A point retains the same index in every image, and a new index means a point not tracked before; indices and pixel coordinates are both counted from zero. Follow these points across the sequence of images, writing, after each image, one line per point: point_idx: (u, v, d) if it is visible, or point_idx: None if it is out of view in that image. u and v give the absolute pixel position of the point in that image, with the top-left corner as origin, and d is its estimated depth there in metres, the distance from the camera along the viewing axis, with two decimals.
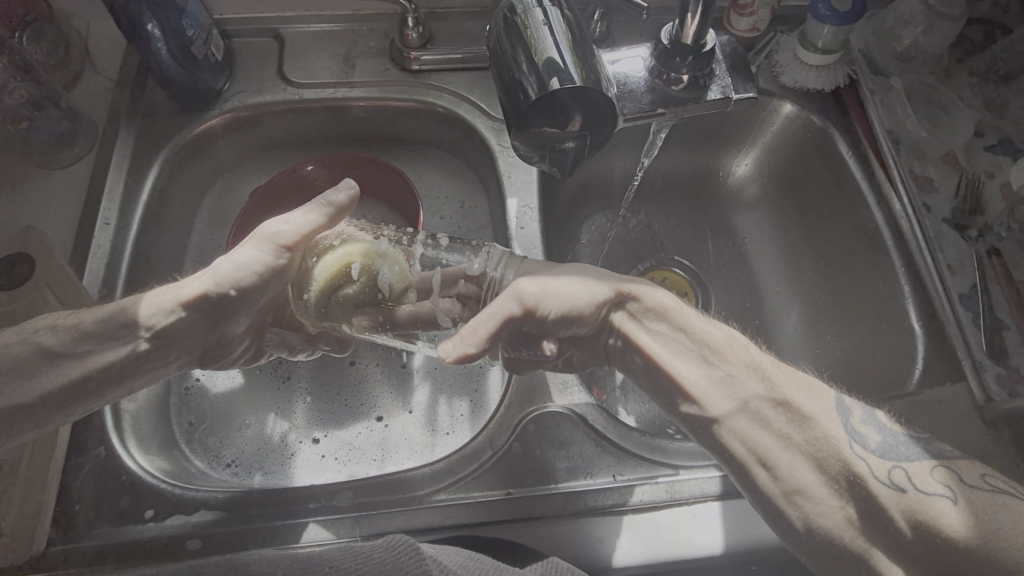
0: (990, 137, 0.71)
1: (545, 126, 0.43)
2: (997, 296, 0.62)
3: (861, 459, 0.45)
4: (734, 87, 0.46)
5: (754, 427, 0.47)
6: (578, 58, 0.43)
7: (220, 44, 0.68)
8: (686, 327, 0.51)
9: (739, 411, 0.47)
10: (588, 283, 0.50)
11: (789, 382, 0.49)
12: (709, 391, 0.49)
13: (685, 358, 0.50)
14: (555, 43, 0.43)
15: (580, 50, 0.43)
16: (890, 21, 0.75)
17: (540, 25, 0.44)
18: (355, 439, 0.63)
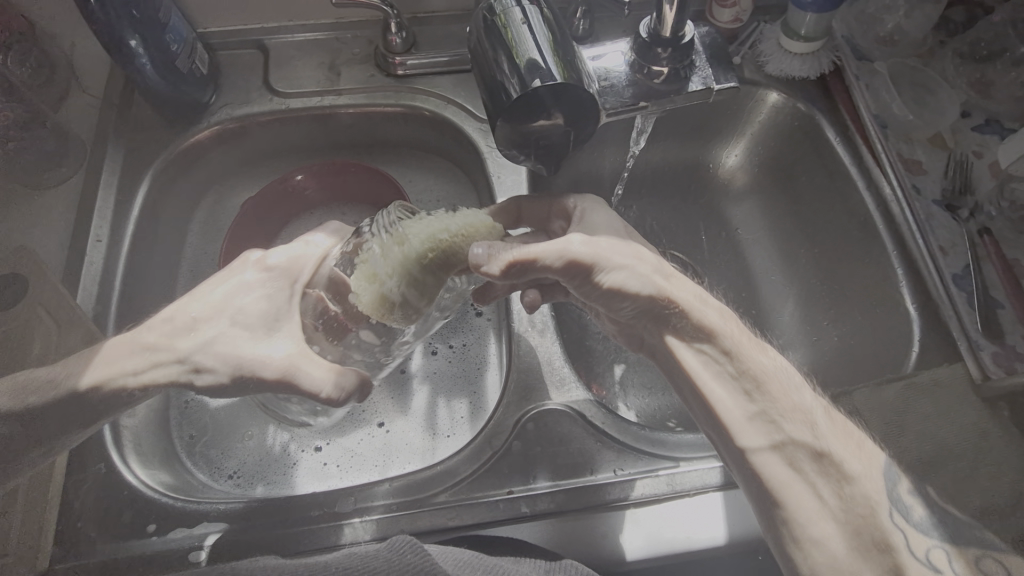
0: (977, 117, 0.72)
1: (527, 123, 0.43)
2: (990, 274, 0.62)
3: (897, 529, 0.43)
4: (715, 77, 0.46)
5: (783, 468, 0.45)
6: (559, 58, 0.42)
7: (205, 58, 0.69)
8: (740, 347, 0.49)
9: (772, 447, 0.46)
10: (643, 280, 0.50)
11: (834, 435, 0.46)
12: (743, 422, 0.47)
13: (727, 387, 0.48)
14: (536, 44, 0.43)
15: (560, 49, 0.43)
16: (871, 7, 0.75)
17: (521, 27, 0.44)
18: (355, 445, 0.63)
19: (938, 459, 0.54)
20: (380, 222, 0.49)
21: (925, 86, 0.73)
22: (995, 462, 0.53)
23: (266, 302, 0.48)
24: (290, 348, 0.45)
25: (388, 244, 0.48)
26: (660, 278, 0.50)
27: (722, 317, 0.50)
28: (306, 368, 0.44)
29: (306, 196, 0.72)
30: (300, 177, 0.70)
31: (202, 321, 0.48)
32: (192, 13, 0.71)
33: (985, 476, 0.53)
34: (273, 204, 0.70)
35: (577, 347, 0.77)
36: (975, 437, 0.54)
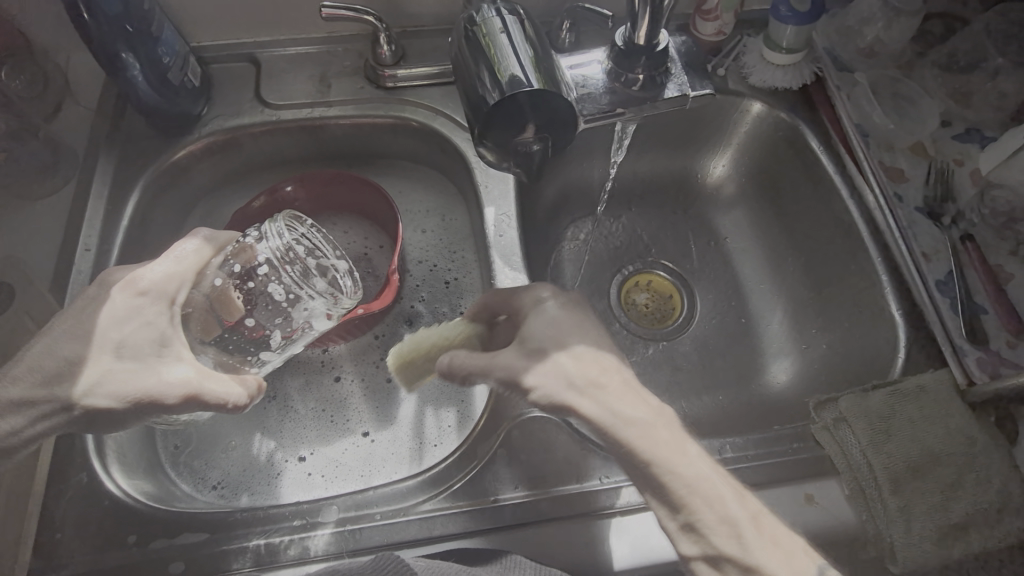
0: (957, 127, 0.73)
1: (504, 129, 0.44)
2: (973, 280, 0.63)
3: None
4: (691, 85, 0.46)
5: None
6: (539, 70, 0.43)
7: (197, 70, 0.70)
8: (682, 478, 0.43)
9: (704, 557, 0.43)
10: (561, 387, 0.45)
11: (766, 547, 0.42)
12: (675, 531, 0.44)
13: (657, 497, 0.44)
14: (517, 59, 0.43)
15: (540, 62, 0.44)
16: (851, 19, 0.76)
17: (503, 41, 0.44)
18: (341, 455, 0.63)
19: (924, 465, 0.53)
20: (274, 226, 0.52)
21: (906, 96, 0.74)
22: (982, 467, 0.53)
23: (150, 329, 0.47)
24: (186, 369, 0.47)
25: (287, 245, 0.51)
26: (580, 377, 0.45)
27: (663, 429, 0.44)
28: (209, 385, 0.46)
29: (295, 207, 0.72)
30: (291, 191, 0.70)
31: (81, 360, 0.46)
32: (184, 28, 0.72)
33: (971, 481, 0.52)
34: (263, 215, 0.70)
35: None
36: (961, 442, 0.54)
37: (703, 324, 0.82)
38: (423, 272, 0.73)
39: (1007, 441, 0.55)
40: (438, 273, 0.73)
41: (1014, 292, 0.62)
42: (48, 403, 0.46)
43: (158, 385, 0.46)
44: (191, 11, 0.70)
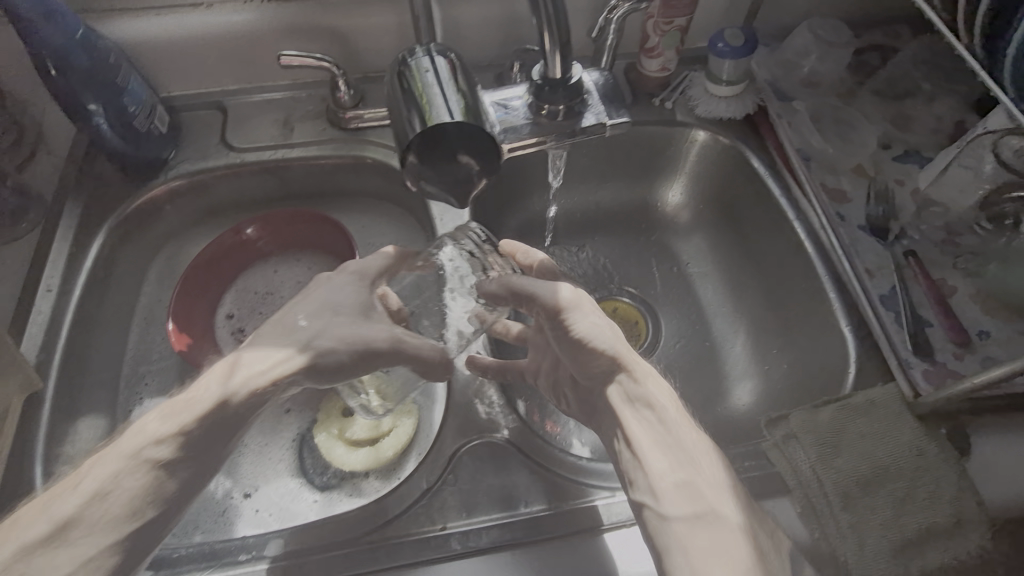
0: (897, 148, 0.76)
1: (429, 152, 0.45)
2: (917, 294, 0.64)
3: None
4: (607, 113, 0.48)
5: (695, 542, 0.44)
6: (466, 115, 0.45)
7: (165, 118, 0.73)
8: (647, 444, 0.49)
9: (684, 516, 0.45)
10: (601, 329, 0.52)
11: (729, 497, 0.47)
12: (660, 480, 0.47)
13: (655, 450, 0.49)
14: (447, 106, 0.45)
15: (468, 110, 0.46)
16: (789, 53, 0.80)
17: (434, 88, 0.46)
18: (297, 488, 0.62)
19: (876, 480, 0.53)
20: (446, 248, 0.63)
21: (847, 122, 0.77)
22: (933, 480, 0.52)
23: (354, 295, 0.53)
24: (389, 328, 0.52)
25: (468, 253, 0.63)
26: (621, 340, 0.52)
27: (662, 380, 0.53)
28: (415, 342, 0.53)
29: (257, 247, 0.75)
30: (251, 232, 0.73)
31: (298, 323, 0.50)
32: (155, 80, 0.76)
33: (923, 495, 0.52)
34: (226, 254, 0.73)
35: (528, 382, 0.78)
36: (911, 456, 0.54)
37: (669, 347, 0.83)
38: None
39: (960, 454, 0.55)
40: None
41: (959, 305, 0.63)
42: (287, 347, 0.48)
43: (354, 336, 0.50)
44: (161, 64, 0.74)
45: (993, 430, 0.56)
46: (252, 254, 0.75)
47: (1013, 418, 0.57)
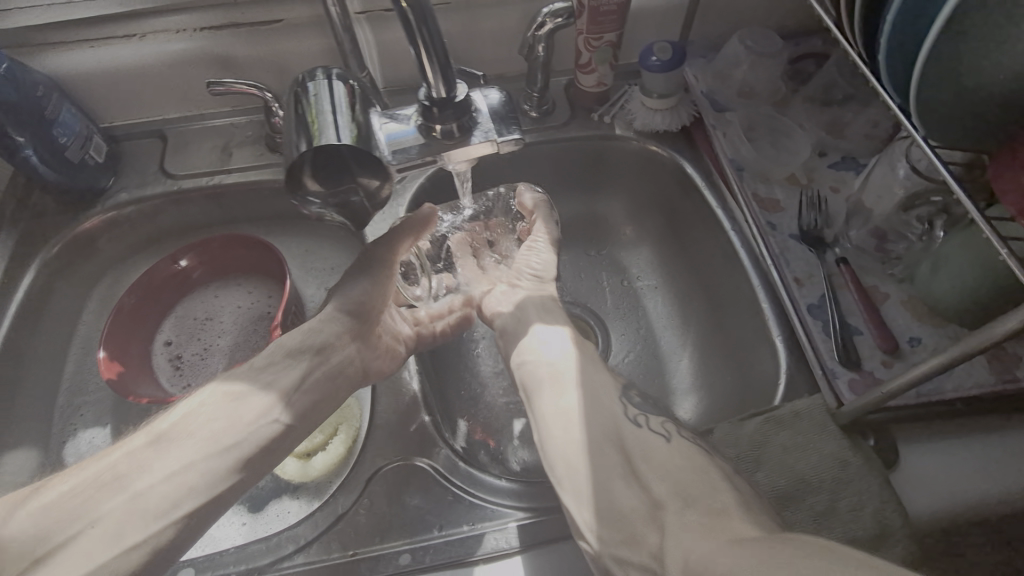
0: (832, 156, 0.76)
1: (324, 171, 0.46)
2: (846, 302, 0.63)
3: (618, 422, 0.54)
4: (496, 131, 0.46)
5: (562, 379, 0.58)
6: (356, 134, 0.44)
7: (102, 147, 0.74)
8: (546, 329, 0.64)
9: (560, 363, 0.59)
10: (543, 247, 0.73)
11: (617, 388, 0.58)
12: (551, 347, 0.61)
13: (553, 330, 0.64)
14: (335, 126, 0.44)
15: (361, 132, 0.45)
16: (722, 65, 0.81)
17: (324, 112, 0.46)
18: (224, 515, 0.62)
19: (796, 493, 0.52)
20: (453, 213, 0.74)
21: (781, 130, 0.77)
22: (857, 493, 0.51)
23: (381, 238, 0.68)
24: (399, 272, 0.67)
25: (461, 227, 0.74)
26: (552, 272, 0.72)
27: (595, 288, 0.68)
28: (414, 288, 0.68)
29: (190, 279, 0.75)
30: (185, 264, 0.73)
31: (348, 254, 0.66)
32: (94, 111, 0.77)
33: (846, 508, 0.50)
34: (159, 286, 0.72)
35: (472, 398, 0.76)
36: (833, 467, 0.52)
37: (617, 361, 0.82)
38: None
39: (885, 465, 0.53)
40: None
41: (889, 311, 0.62)
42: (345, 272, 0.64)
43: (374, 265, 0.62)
44: (99, 96, 0.75)
45: (920, 438, 0.55)
46: (188, 287, 0.75)
47: (941, 425, 0.56)
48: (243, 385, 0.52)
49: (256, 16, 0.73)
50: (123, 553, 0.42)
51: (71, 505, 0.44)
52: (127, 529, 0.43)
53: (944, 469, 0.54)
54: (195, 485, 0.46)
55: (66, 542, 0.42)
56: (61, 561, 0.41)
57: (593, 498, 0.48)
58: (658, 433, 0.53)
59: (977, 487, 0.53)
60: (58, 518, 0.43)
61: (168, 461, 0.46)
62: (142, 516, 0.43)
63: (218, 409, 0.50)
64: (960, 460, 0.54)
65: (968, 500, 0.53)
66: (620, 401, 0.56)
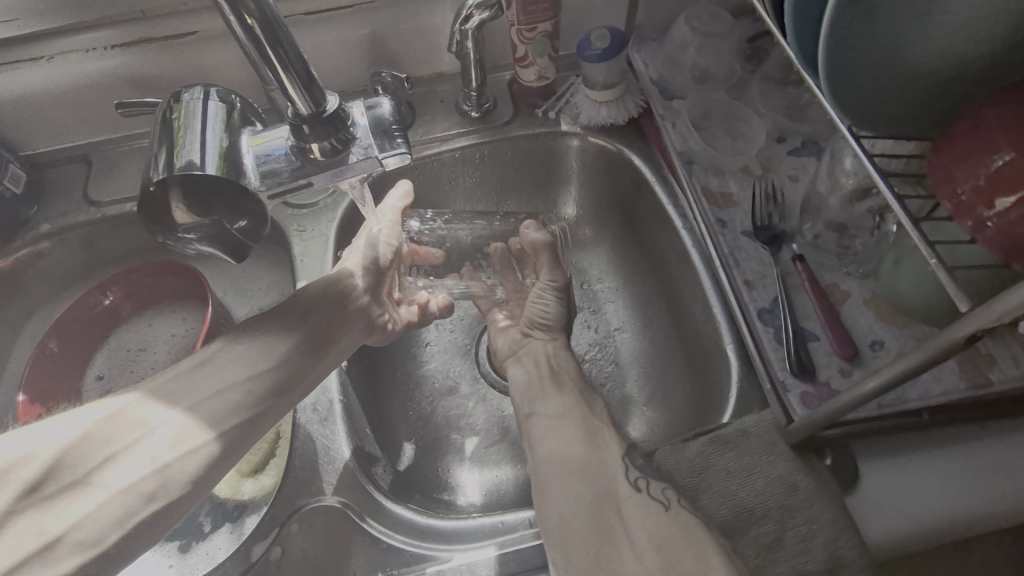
0: (792, 141, 0.70)
1: (200, 199, 0.40)
2: (802, 304, 0.58)
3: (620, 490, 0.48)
4: (376, 147, 0.42)
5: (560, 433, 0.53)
6: (222, 156, 0.40)
7: (20, 177, 0.71)
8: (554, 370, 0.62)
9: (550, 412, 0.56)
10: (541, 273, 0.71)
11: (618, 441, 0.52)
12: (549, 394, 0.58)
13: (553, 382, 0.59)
14: (200, 143, 0.40)
15: (231, 148, 0.41)
16: (672, 50, 0.75)
17: (193, 120, 0.41)
18: (151, 557, 0.59)
19: (739, 523, 0.47)
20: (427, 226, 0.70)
21: (737, 116, 0.72)
22: (806, 521, 0.46)
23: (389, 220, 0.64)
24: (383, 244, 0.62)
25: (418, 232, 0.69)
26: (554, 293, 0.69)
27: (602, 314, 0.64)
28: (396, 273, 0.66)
29: (119, 314, 0.72)
30: (111, 299, 0.71)
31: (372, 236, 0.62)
32: (13, 139, 0.74)
33: (793, 540, 0.46)
34: (87, 324, 0.70)
35: (419, 415, 0.71)
36: (779, 493, 0.48)
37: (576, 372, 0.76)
38: None
39: (840, 487, 0.49)
40: None
41: (849, 313, 0.57)
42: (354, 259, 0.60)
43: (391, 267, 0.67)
44: (15, 124, 0.72)
45: (881, 454, 0.50)
46: (117, 322, 0.72)
47: (905, 438, 0.51)
48: (261, 333, 0.48)
49: (167, 30, 0.68)
50: (178, 463, 0.39)
51: (117, 422, 0.39)
52: (183, 442, 0.40)
53: (909, 489, 0.49)
54: (239, 416, 0.43)
55: (126, 451, 0.38)
56: (118, 469, 0.37)
57: (578, 567, 0.44)
58: (657, 497, 0.46)
59: (946, 509, 0.48)
60: (105, 438, 0.38)
61: (210, 387, 0.43)
62: (193, 430, 0.40)
63: (254, 348, 0.46)
64: (927, 478, 0.49)
65: (935, 524, 0.47)
66: (622, 461, 0.50)
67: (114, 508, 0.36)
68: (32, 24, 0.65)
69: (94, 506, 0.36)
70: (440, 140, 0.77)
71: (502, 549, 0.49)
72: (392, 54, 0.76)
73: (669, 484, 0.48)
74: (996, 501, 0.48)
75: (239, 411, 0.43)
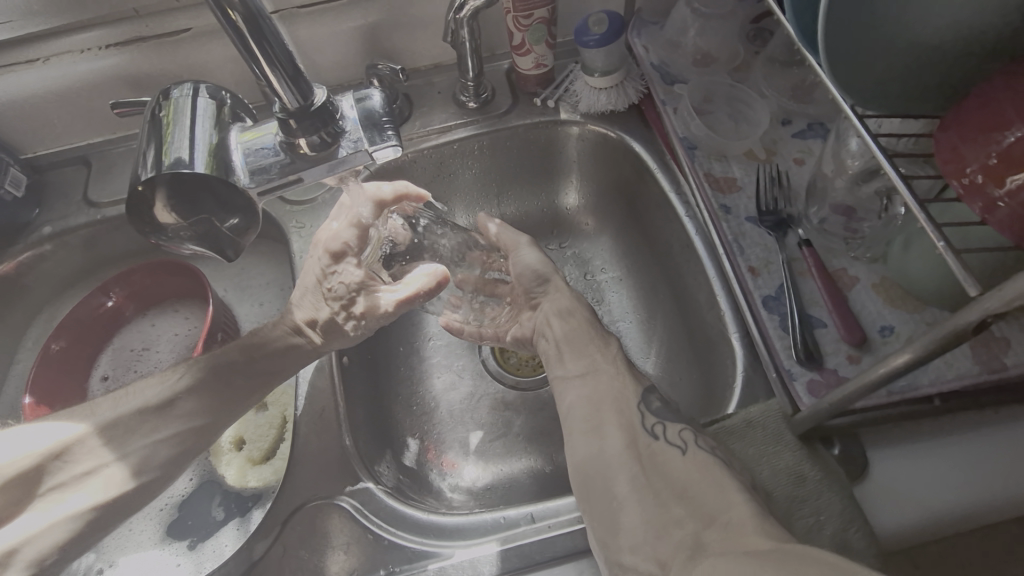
0: (798, 123, 0.68)
1: (189, 195, 0.40)
2: (809, 290, 0.57)
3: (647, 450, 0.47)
4: (366, 141, 0.41)
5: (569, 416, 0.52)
6: (211, 151, 0.40)
7: (21, 180, 0.71)
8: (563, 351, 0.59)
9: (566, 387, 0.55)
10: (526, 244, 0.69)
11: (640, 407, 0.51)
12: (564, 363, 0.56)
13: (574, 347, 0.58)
14: (189, 139, 0.40)
15: (221, 144, 0.41)
16: (672, 32, 0.73)
17: (181, 115, 0.41)
18: (157, 555, 0.60)
19: None
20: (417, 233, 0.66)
21: (741, 99, 0.70)
22: (813, 512, 0.45)
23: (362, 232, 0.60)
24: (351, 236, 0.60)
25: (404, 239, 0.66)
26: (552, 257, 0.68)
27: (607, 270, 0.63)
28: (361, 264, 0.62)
29: (122, 315, 0.73)
30: (112, 302, 0.71)
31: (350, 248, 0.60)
32: (12, 143, 0.74)
33: (800, 531, 0.45)
34: (91, 327, 0.70)
35: (423, 411, 0.71)
36: (785, 484, 0.47)
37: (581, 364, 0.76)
38: None
39: (848, 477, 0.48)
40: None
41: (858, 298, 0.55)
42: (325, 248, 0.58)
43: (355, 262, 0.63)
44: (13, 127, 0.72)
45: (891, 443, 0.49)
46: (119, 324, 0.72)
47: (917, 426, 0.50)
48: (206, 391, 0.55)
49: (162, 27, 0.68)
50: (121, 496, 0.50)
51: (52, 452, 0.49)
52: (113, 486, 0.50)
53: (922, 478, 0.47)
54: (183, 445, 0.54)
55: (81, 476, 0.49)
56: (75, 491, 0.49)
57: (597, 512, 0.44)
58: (674, 442, 0.46)
59: (959, 498, 0.47)
60: (58, 462, 0.49)
61: (168, 427, 0.53)
62: (115, 477, 0.50)
63: (198, 403, 0.54)
64: (939, 467, 0.48)
65: (949, 513, 0.46)
66: (637, 407, 0.50)
67: (57, 532, 0.47)
68: (26, 26, 0.65)
69: (44, 526, 0.47)
70: (438, 131, 0.76)
71: (504, 545, 0.49)
72: (387, 46, 0.75)
73: (686, 425, 0.48)
74: (1012, 490, 0.46)
75: (181, 454, 0.53)
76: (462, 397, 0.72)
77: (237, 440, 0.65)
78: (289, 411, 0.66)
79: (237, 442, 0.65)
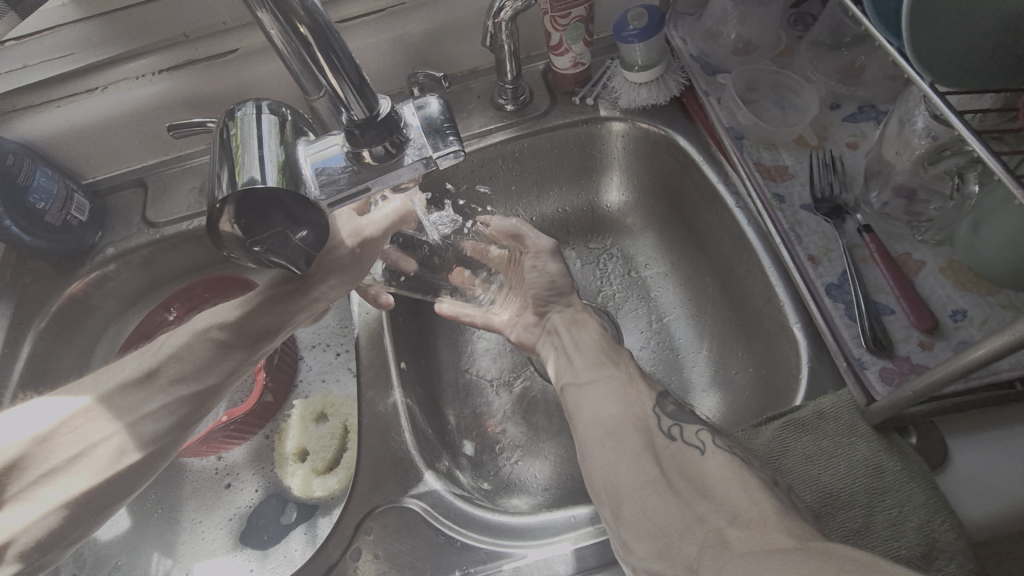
0: (848, 106, 0.67)
1: (263, 216, 0.40)
2: (873, 276, 0.55)
3: None
4: (431, 147, 0.43)
5: None
6: (280, 168, 0.40)
7: (85, 205, 0.73)
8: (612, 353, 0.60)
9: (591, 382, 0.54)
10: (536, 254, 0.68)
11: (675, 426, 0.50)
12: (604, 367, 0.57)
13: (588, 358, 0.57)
14: (259, 159, 0.39)
15: (288, 161, 0.41)
16: (710, 22, 0.73)
17: (248, 136, 0.40)
18: (231, 562, 0.61)
19: (823, 510, 0.45)
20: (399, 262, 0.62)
21: (787, 84, 0.69)
22: (896, 504, 0.44)
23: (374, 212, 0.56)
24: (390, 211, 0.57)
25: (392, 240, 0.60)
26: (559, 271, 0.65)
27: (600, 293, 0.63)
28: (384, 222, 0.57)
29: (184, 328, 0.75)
30: (173, 316, 0.73)
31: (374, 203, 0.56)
32: (72, 169, 0.77)
33: (883, 524, 0.44)
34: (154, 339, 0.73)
35: (478, 413, 0.71)
36: (864, 477, 0.46)
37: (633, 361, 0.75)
38: (317, 357, 0.74)
39: (928, 467, 0.46)
40: (331, 352, 0.74)
41: (925, 283, 0.54)
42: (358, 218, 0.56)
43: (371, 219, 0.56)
44: (76, 155, 0.75)
45: (972, 430, 0.48)
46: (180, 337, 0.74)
47: (998, 413, 0.48)
48: (192, 357, 0.54)
49: (212, 50, 0.70)
50: (105, 486, 0.48)
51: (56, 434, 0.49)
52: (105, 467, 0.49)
53: (1009, 465, 0.46)
54: (179, 418, 0.51)
55: (69, 467, 0.47)
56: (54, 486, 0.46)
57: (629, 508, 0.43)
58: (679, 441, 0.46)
59: None
60: (46, 449, 0.47)
61: (151, 402, 0.51)
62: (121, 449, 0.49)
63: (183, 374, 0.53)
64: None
65: None
66: (654, 411, 0.49)
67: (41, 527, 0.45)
68: (88, 57, 0.68)
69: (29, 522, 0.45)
70: (478, 135, 0.76)
71: (576, 545, 0.49)
72: (424, 54, 0.76)
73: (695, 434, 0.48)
74: None
75: (173, 428, 0.52)
76: (513, 399, 0.72)
77: (297, 453, 0.66)
78: (349, 420, 0.68)
79: (298, 455, 0.66)
